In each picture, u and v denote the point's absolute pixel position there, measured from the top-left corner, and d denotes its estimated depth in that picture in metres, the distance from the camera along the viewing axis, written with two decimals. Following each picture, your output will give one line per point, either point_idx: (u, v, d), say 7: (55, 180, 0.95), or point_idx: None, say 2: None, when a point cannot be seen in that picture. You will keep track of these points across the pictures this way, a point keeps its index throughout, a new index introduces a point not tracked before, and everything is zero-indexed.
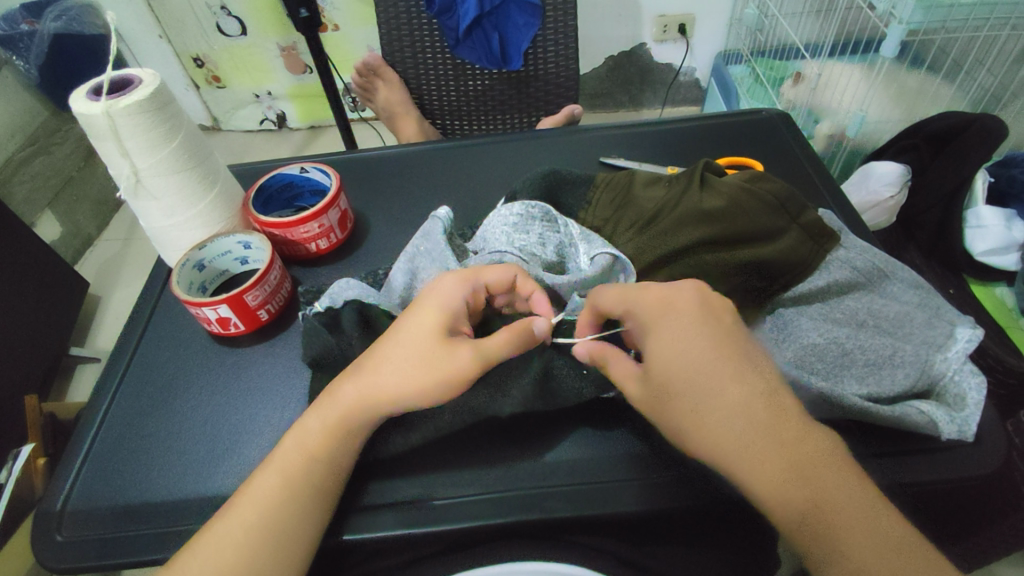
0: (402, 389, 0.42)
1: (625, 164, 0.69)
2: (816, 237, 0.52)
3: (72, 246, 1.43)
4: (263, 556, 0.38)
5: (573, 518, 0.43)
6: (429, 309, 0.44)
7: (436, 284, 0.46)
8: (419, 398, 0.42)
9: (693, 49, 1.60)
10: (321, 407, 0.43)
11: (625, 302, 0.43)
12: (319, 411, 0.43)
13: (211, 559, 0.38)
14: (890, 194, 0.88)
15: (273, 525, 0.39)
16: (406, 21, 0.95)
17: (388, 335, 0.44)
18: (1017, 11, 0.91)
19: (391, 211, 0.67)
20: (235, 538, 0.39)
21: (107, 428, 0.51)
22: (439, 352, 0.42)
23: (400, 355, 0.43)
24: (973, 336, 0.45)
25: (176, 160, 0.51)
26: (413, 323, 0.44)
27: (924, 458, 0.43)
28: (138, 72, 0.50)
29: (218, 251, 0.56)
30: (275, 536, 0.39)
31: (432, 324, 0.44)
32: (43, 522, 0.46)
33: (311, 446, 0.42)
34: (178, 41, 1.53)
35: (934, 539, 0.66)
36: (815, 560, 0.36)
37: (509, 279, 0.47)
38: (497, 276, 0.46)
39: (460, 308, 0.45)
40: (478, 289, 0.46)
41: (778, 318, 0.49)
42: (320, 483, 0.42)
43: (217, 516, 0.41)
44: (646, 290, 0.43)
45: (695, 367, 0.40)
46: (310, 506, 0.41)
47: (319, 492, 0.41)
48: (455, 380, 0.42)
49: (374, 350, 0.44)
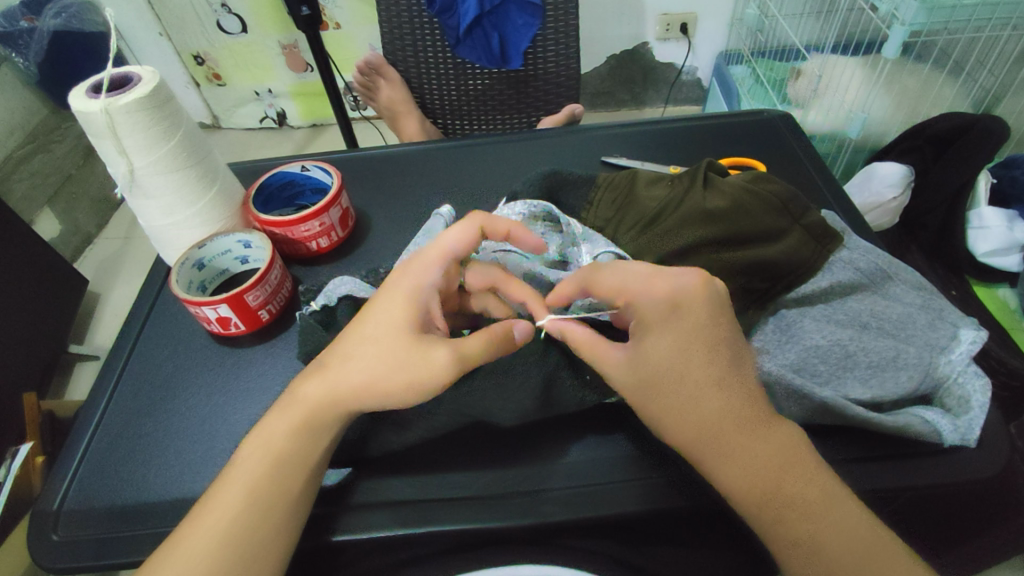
0: (368, 390, 0.42)
1: (627, 164, 0.69)
2: (819, 238, 0.51)
3: (71, 243, 1.43)
4: (258, 558, 0.39)
5: (570, 522, 0.42)
6: (400, 307, 0.44)
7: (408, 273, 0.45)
8: (382, 401, 0.42)
9: (695, 49, 1.60)
10: (290, 407, 0.43)
11: (627, 289, 0.43)
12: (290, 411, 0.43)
13: (184, 559, 0.39)
14: (892, 195, 0.88)
15: (247, 527, 0.39)
16: (408, 20, 0.94)
17: (358, 332, 0.44)
18: (1019, 12, 0.90)
19: (393, 210, 0.67)
20: (229, 540, 0.39)
21: (104, 427, 0.50)
22: (409, 354, 0.42)
23: (366, 357, 0.42)
24: (976, 338, 0.45)
25: (175, 157, 0.50)
26: (383, 322, 0.44)
27: (928, 461, 0.43)
28: (138, 70, 0.50)
29: (219, 249, 0.56)
30: (245, 537, 0.39)
31: (401, 323, 0.43)
32: (39, 522, 0.45)
33: (281, 448, 0.42)
34: (178, 39, 1.53)
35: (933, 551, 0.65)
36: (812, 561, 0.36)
37: (472, 235, 0.46)
38: (459, 238, 0.46)
39: (428, 304, 0.45)
40: (449, 266, 0.46)
41: (781, 320, 0.49)
42: (314, 484, 0.42)
43: (192, 516, 0.41)
44: (653, 276, 0.43)
45: (701, 348, 0.41)
46: (283, 511, 0.40)
47: (310, 491, 0.42)
48: (418, 385, 0.41)
49: (340, 347, 0.44)
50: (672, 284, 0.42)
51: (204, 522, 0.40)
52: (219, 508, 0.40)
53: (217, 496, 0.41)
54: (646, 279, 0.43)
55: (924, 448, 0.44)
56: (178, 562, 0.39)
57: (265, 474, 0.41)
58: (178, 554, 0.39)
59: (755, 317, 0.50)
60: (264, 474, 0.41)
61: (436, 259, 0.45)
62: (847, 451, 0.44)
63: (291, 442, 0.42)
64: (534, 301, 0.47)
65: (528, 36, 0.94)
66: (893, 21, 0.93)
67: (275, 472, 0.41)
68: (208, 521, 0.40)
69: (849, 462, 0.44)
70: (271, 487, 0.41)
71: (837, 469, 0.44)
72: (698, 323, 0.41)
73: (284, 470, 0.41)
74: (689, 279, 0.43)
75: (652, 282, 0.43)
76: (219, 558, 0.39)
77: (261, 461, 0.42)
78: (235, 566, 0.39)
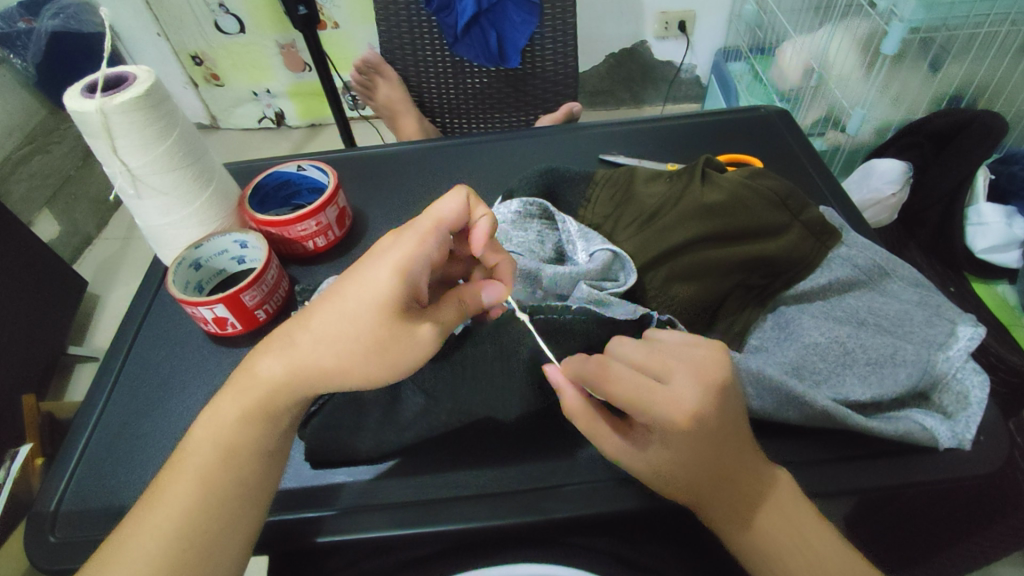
0: (334, 371, 0.40)
1: (624, 161, 0.69)
2: (818, 235, 0.51)
3: (70, 245, 1.43)
4: (221, 544, 0.39)
5: (571, 519, 0.43)
6: (381, 276, 0.40)
7: (393, 244, 0.42)
8: (357, 379, 0.40)
9: (693, 45, 1.59)
10: (238, 391, 0.41)
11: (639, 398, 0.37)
12: (236, 396, 0.41)
13: (143, 554, 0.37)
14: (892, 192, 0.86)
15: (204, 521, 0.39)
16: (405, 18, 0.94)
17: (329, 305, 0.41)
18: (1016, 6, 0.92)
19: (390, 209, 0.67)
20: (186, 534, 0.38)
21: (101, 428, 0.50)
22: (386, 329, 0.40)
23: (333, 336, 0.40)
24: (974, 334, 0.44)
25: (171, 158, 0.50)
26: (360, 292, 0.40)
27: (921, 460, 0.43)
28: (133, 69, 0.49)
29: (214, 249, 0.55)
30: (202, 531, 0.38)
31: (386, 295, 0.40)
32: (38, 523, 0.45)
33: (239, 441, 0.40)
34: (176, 39, 1.53)
35: (910, 547, 0.64)
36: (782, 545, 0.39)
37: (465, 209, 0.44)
38: (454, 214, 0.44)
39: (417, 277, 0.41)
40: (443, 238, 0.43)
41: (780, 317, 0.49)
42: (275, 475, 0.42)
43: (148, 512, 0.39)
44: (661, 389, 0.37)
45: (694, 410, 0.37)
46: (247, 505, 0.40)
47: (266, 485, 0.41)
48: (391, 352, 0.40)
49: (304, 320, 0.41)
50: (688, 401, 0.37)
51: (168, 502, 0.39)
52: (183, 493, 0.39)
53: (182, 484, 0.39)
54: (663, 393, 0.37)
55: (917, 449, 0.43)
56: (137, 549, 0.37)
57: (227, 455, 0.40)
58: (135, 537, 0.38)
59: (753, 314, 0.50)
60: (228, 465, 0.40)
61: (431, 233, 0.42)
62: (841, 449, 0.44)
63: (249, 429, 0.41)
64: (504, 265, 0.46)
65: (526, 34, 0.94)
66: (891, 17, 0.95)
67: (244, 460, 0.40)
68: (173, 507, 0.39)
69: (844, 462, 0.44)
70: (235, 483, 0.40)
71: (834, 468, 0.44)
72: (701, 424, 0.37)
73: (260, 454, 0.41)
74: (697, 392, 0.37)
75: (663, 398, 0.37)
76: (180, 539, 0.38)
77: (224, 455, 0.40)
78: (204, 547, 0.38)
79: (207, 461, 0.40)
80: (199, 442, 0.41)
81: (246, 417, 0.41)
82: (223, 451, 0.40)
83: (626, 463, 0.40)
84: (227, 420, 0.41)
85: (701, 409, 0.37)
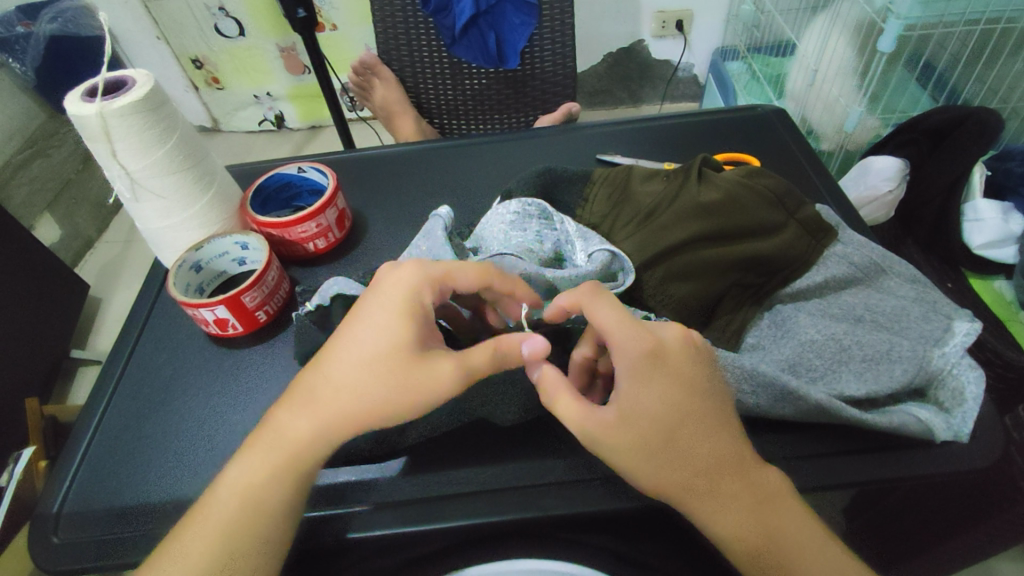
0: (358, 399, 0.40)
1: (622, 160, 0.69)
2: (814, 233, 0.52)
3: (71, 247, 1.43)
4: None
5: (571, 516, 0.43)
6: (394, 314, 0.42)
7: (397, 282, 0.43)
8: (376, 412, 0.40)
9: (690, 45, 1.60)
10: (264, 444, 0.41)
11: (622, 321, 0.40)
12: (262, 449, 0.41)
13: None
14: (889, 189, 0.87)
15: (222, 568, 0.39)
16: (403, 20, 0.95)
17: (343, 340, 0.42)
18: (1011, 6, 0.92)
19: (389, 210, 0.67)
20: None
21: (102, 431, 0.51)
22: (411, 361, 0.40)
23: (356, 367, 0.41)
24: (970, 329, 0.45)
25: (171, 161, 0.51)
26: (377, 335, 0.41)
27: (920, 454, 0.43)
28: (132, 73, 0.50)
29: (214, 252, 0.56)
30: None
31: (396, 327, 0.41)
32: (42, 524, 0.46)
33: (257, 491, 0.40)
34: (176, 42, 1.53)
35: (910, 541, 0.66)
36: (780, 538, 0.40)
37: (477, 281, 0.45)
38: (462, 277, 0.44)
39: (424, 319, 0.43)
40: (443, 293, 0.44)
41: (776, 315, 0.50)
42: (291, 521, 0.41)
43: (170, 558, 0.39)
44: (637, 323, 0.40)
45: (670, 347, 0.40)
46: (263, 551, 0.39)
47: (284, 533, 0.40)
48: (413, 381, 0.40)
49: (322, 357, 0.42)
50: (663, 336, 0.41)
51: (189, 552, 0.39)
52: (213, 540, 0.39)
53: (200, 533, 0.39)
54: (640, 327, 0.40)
55: (914, 441, 0.44)
56: None
57: (255, 509, 0.40)
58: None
59: (750, 313, 0.50)
60: (246, 514, 0.40)
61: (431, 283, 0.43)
62: (840, 443, 0.45)
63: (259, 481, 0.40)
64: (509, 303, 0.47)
65: (525, 36, 0.95)
66: (887, 14, 0.94)
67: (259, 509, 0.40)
68: (193, 554, 0.39)
69: (842, 456, 0.44)
70: (252, 530, 0.40)
71: (832, 462, 0.44)
72: (678, 367, 0.40)
73: (286, 501, 0.40)
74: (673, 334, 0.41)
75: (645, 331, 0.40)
76: None
77: (236, 496, 0.40)
78: None
79: (227, 511, 0.40)
80: (229, 488, 0.40)
81: (268, 469, 0.40)
82: (242, 498, 0.40)
83: (609, 438, 0.39)
84: (253, 474, 0.40)
85: (677, 350, 0.40)
